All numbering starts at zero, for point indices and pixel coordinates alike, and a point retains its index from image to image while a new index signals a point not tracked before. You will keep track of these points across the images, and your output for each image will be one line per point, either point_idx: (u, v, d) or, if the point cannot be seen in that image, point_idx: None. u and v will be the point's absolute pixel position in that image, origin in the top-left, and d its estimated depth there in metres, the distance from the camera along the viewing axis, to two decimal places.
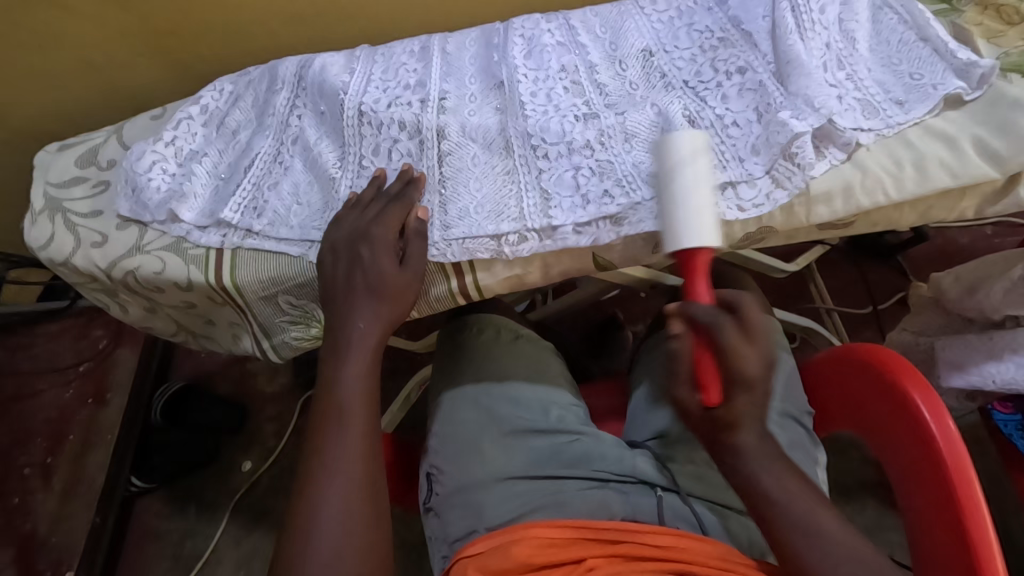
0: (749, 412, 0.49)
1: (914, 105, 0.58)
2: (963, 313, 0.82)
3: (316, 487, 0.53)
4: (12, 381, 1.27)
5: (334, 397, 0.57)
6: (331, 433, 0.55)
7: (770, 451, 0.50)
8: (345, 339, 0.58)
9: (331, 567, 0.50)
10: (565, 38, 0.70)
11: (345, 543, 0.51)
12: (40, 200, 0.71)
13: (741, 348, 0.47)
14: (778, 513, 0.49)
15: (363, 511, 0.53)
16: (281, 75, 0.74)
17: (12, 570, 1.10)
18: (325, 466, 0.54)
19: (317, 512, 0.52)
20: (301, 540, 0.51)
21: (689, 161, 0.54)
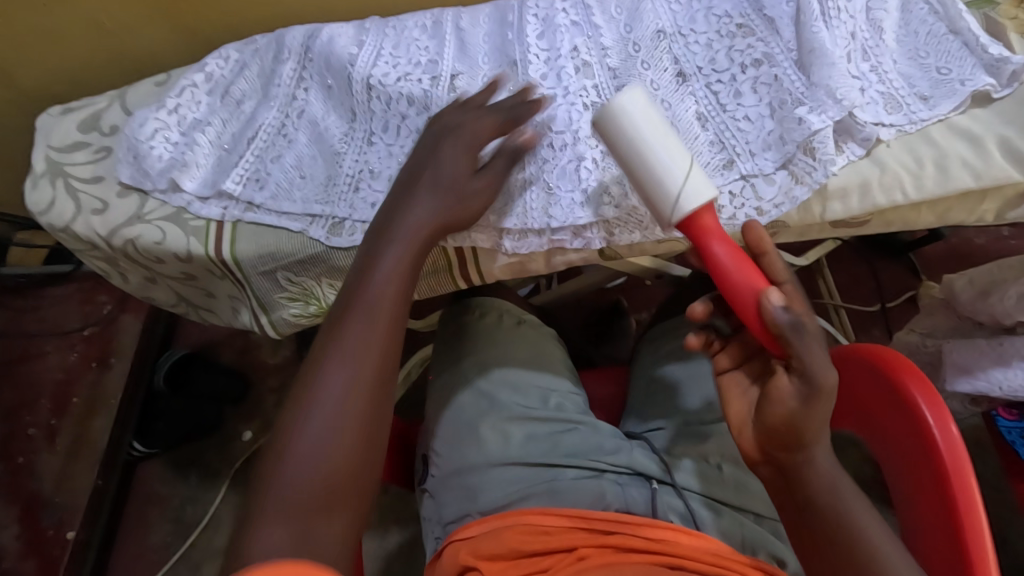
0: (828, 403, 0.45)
1: (940, 101, 0.56)
2: (973, 316, 0.80)
3: (319, 371, 0.47)
4: (17, 342, 1.28)
5: (361, 291, 0.51)
6: (350, 322, 0.49)
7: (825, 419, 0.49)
8: (392, 232, 0.54)
9: (312, 467, 0.43)
10: (580, 17, 0.67)
11: (333, 444, 0.44)
12: (41, 163, 0.70)
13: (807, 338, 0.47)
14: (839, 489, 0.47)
15: (361, 412, 0.46)
16: (288, 45, 0.72)
17: (15, 527, 1.12)
18: (335, 355, 0.47)
19: (314, 403, 0.45)
20: (287, 431, 0.44)
21: (645, 126, 0.48)
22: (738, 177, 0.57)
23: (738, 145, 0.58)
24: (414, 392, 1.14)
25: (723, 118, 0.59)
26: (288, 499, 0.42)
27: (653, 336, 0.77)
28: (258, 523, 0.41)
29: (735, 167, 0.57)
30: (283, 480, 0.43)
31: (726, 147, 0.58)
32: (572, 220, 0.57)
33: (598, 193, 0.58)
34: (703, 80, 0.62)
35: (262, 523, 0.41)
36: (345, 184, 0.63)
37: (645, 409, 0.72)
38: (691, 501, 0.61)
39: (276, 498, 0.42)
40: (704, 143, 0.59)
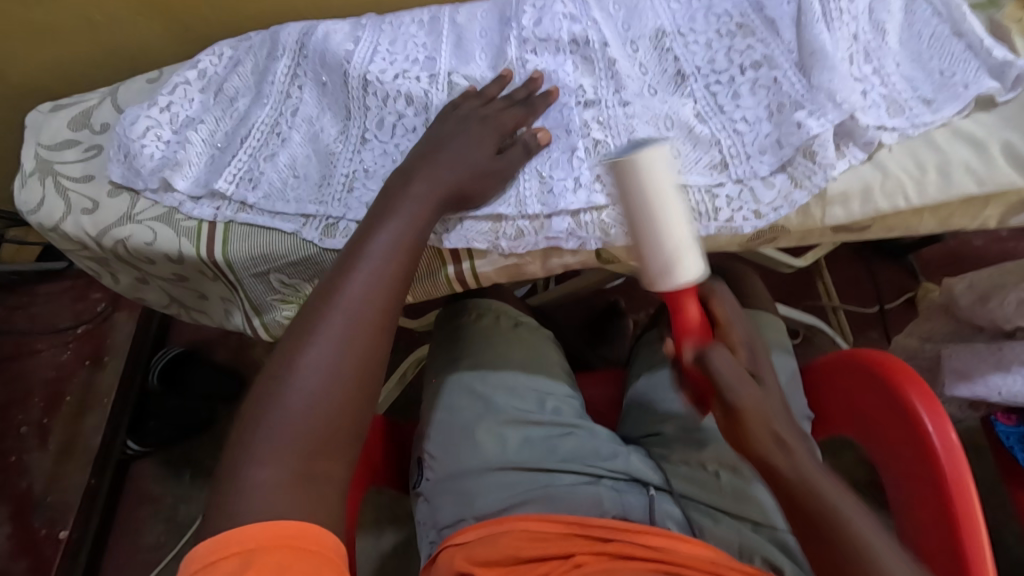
0: (764, 406, 0.47)
1: (943, 105, 0.55)
2: (973, 321, 0.80)
3: (319, 321, 0.47)
4: (9, 340, 1.26)
5: (371, 242, 0.51)
6: (359, 269, 0.50)
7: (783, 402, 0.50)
8: (406, 189, 0.54)
9: (302, 412, 0.44)
10: (578, 11, 0.65)
11: (323, 397, 0.44)
12: (30, 161, 0.69)
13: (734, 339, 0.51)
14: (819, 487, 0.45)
15: (354, 365, 0.46)
16: (282, 41, 0.71)
17: (6, 527, 1.10)
18: (340, 300, 0.48)
19: (315, 344, 0.46)
20: (281, 372, 0.45)
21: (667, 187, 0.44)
22: (733, 179, 0.56)
23: (735, 147, 0.57)
24: (409, 392, 1.13)
25: (722, 119, 0.59)
26: (282, 436, 0.43)
27: (649, 338, 0.77)
28: (252, 456, 0.42)
29: (729, 169, 0.56)
30: (277, 415, 0.43)
31: (725, 150, 0.57)
32: (564, 207, 0.56)
33: (591, 178, 0.57)
34: (703, 81, 0.61)
35: (256, 455, 0.42)
36: (339, 183, 0.62)
37: (642, 412, 0.71)
38: (689, 510, 0.61)
39: (272, 427, 0.43)
40: (702, 144, 0.58)
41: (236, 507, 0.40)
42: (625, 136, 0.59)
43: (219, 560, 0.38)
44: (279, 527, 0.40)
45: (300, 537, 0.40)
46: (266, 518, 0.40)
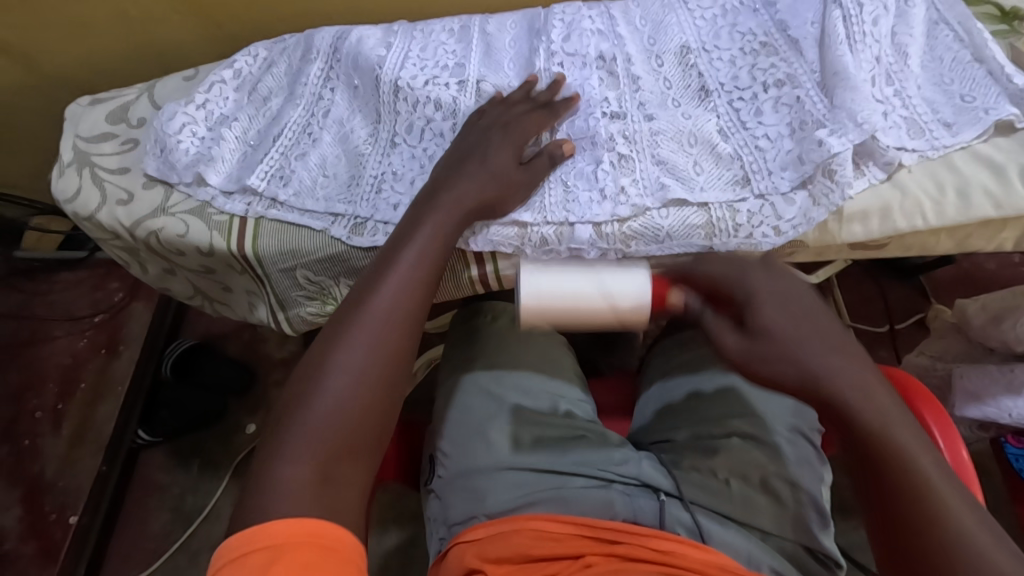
0: (791, 326, 0.48)
1: (962, 128, 0.57)
2: (984, 342, 0.81)
3: (353, 327, 0.49)
4: (27, 325, 1.29)
5: (404, 253, 0.53)
6: (391, 279, 0.52)
7: (836, 332, 0.49)
8: (435, 201, 0.56)
9: (332, 415, 0.45)
10: (604, 26, 0.69)
11: (353, 401, 0.46)
12: (68, 152, 0.71)
13: (832, 356, 0.47)
14: (960, 538, 0.41)
15: (386, 370, 0.48)
16: (316, 45, 0.73)
17: (17, 510, 1.12)
18: (370, 310, 0.50)
19: (348, 352, 0.48)
20: (315, 376, 0.47)
21: (553, 277, 0.58)
22: (754, 195, 0.57)
23: (756, 163, 0.58)
24: (419, 392, 1.13)
25: (744, 136, 0.60)
26: (313, 439, 0.44)
27: (664, 349, 0.77)
28: (284, 452, 0.44)
29: (750, 185, 0.58)
30: (310, 414, 0.45)
31: (744, 166, 0.58)
32: (589, 217, 0.58)
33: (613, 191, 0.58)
34: (726, 96, 0.62)
35: (284, 454, 0.43)
36: (368, 185, 0.64)
37: (662, 418, 0.72)
38: (699, 516, 0.60)
39: (304, 425, 0.45)
40: (722, 158, 0.59)
41: (267, 501, 0.41)
42: (648, 147, 0.60)
43: (251, 553, 0.39)
44: (311, 528, 0.40)
45: (331, 542, 0.41)
46: (300, 513, 0.41)
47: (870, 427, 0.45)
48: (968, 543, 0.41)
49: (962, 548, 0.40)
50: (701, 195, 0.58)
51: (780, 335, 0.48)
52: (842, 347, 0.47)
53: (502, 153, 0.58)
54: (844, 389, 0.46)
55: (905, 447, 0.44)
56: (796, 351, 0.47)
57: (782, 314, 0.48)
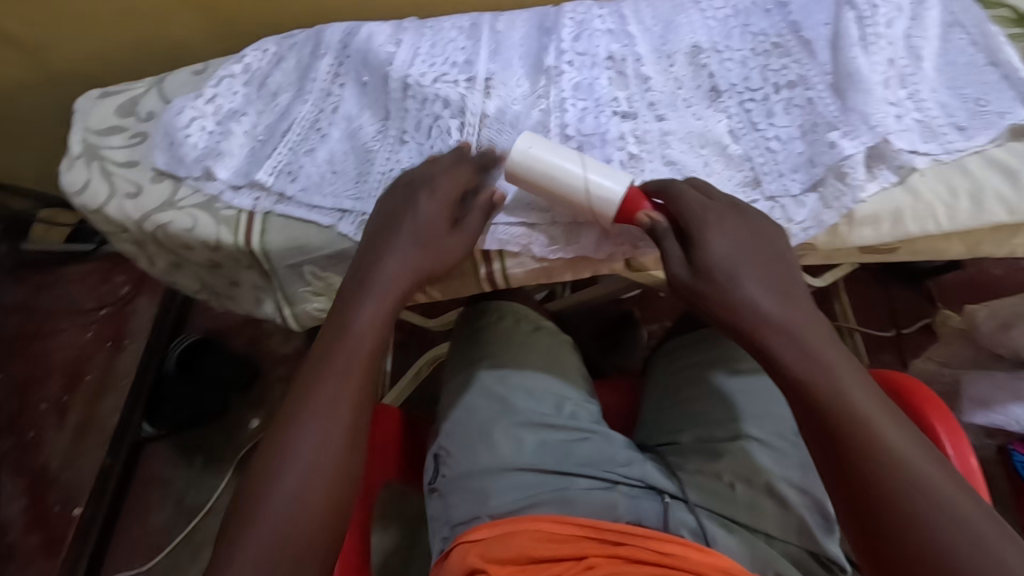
0: (731, 260, 0.51)
1: (976, 133, 0.56)
2: (993, 348, 0.80)
3: (309, 393, 0.52)
4: (32, 318, 1.29)
5: (343, 343, 0.54)
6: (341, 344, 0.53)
7: (772, 268, 0.51)
8: (375, 270, 0.55)
9: (292, 492, 0.48)
10: (615, 26, 0.69)
11: (312, 473, 0.49)
12: (78, 145, 0.71)
13: (767, 294, 0.50)
14: (890, 456, 0.44)
15: (339, 437, 0.50)
16: (326, 41, 0.73)
17: (21, 501, 1.13)
18: (309, 410, 0.51)
19: (292, 461, 0.49)
20: (276, 449, 0.50)
21: (548, 154, 0.56)
22: (765, 197, 0.57)
23: (766, 165, 0.58)
24: (422, 390, 1.13)
25: (754, 137, 0.59)
26: (273, 540, 0.46)
27: (667, 351, 0.77)
28: (246, 533, 0.47)
29: (760, 187, 0.57)
30: (271, 490, 0.48)
31: (754, 167, 0.58)
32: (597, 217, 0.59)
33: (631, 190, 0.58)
34: (737, 97, 0.62)
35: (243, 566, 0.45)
36: (376, 181, 0.64)
37: (666, 421, 0.71)
38: (703, 519, 0.61)
39: (265, 502, 0.48)
40: (732, 159, 0.59)
41: None
42: (656, 148, 0.60)
43: None
44: None
45: None
46: None
47: (808, 366, 0.47)
48: (897, 460, 0.44)
49: (892, 469, 0.44)
50: None
51: (722, 272, 0.50)
52: (778, 280, 0.51)
53: (433, 216, 0.56)
54: (779, 324, 0.49)
55: (840, 384, 0.47)
56: (739, 283, 0.50)
57: (725, 249, 0.51)
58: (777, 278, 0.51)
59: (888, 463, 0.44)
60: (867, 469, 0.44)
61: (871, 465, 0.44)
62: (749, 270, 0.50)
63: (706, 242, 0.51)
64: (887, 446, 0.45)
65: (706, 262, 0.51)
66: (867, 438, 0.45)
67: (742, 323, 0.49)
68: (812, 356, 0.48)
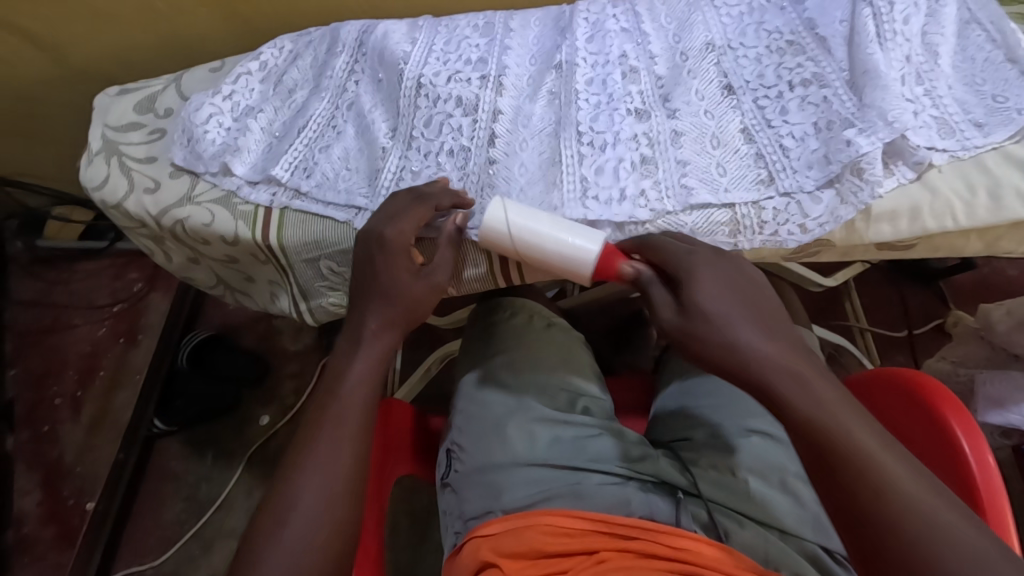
0: (720, 301, 0.48)
1: (994, 129, 0.56)
2: (1008, 348, 0.79)
3: (326, 406, 0.52)
4: (48, 313, 1.31)
5: (338, 385, 0.53)
6: (356, 356, 0.54)
7: (763, 314, 0.48)
8: (377, 283, 0.56)
9: (315, 503, 0.47)
10: (628, 24, 0.69)
11: (332, 482, 0.48)
12: (98, 141, 0.72)
13: (760, 337, 0.46)
14: (909, 503, 0.40)
15: (357, 444, 0.51)
16: (342, 39, 0.73)
17: (36, 494, 1.14)
18: (297, 474, 0.48)
19: (282, 527, 0.46)
20: (296, 463, 0.49)
21: (525, 221, 0.55)
22: (780, 194, 0.57)
23: (780, 162, 0.58)
24: (432, 388, 1.14)
25: (768, 134, 0.59)
26: (293, 554, 0.45)
27: (681, 347, 0.78)
28: (268, 546, 0.45)
29: (774, 184, 0.57)
30: (293, 503, 0.47)
31: (769, 164, 0.58)
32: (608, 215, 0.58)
33: (636, 192, 0.58)
34: (751, 95, 0.62)
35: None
36: (389, 179, 0.64)
37: (678, 418, 0.71)
38: (717, 514, 0.61)
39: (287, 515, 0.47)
40: (745, 157, 0.59)
41: None
42: (670, 145, 0.60)
43: None
44: None
45: None
46: None
47: (811, 414, 0.44)
48: (919, 508, 0.40)
49: (915, 515, 0.39)
50: (726, 195, 0.57)
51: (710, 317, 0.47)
52: (766, 323, 0.47)
53: (398, 273, 0.56)
54: (773, 369, 0.45)
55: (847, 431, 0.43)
56: (729, 328, 0.46)
57: (715, 291, 0.48)
58: (771, 323, 0.48)
59: (914, 516, 0.39)
60: (889, 523, 0.40)
61: (892, 519, 0.40)
62: (738, 312, 0.47)
63: (693, 284, 0.49)
64: (908, 495, 0.40)
65: (695, 305, 0.48)
66: (884, 488, 0.41)
67: (734, 368, 0.46)
68: (814, 403, 0.44)
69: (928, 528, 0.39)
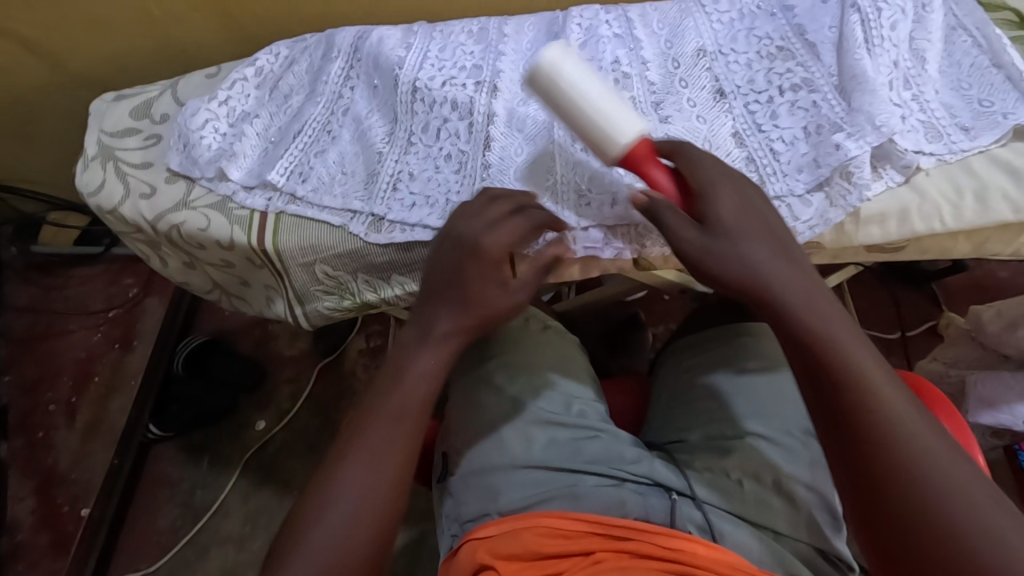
0: (731, 220, 0.49)
1: (981, 133, 0.57)
2: (999, 349, 0.80)
3: (366, 420, 0.52)
4: (42, 319, 1.30)
5: (386, 399, 0.53)
6: (403, 373, 0.54)
7: (774, 235, 0.50)
8: (435, 297, 0.55)
9: (346, 518, 0.48)
10: (621, 30, 0.70)
11: (364, 498, 0.49)
12: (93, 147, 0.73)
13: (770, 257, 0.48)
14: (896, 424, 0.43)
15: (394, 465, 0.51)
16: (337, 44, 0.74)
17: (30, 501, 1.14)
18: (355, 454, 0.50)
19: (333, 507, 0.48)
20: (331, 475, 0.50)
21: (580, 75, 0.52)
22: (770, 197, 0.57)
23: (770, 166, 0.58)
24: None
25: (759, 138, 0.60)
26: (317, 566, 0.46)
27: (674, 349, 0.78)
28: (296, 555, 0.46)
29: (765, 187, 0.58)
30: (325, 517, 0.48)
31: (759, 168, 0.59)
32: (598, 219, 0.59)
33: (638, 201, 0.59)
34: (742, 100, 0.63)
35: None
36: (384, 183, 0.64)
37: (674, 421, 0.72)
38: (709, 514, 0.61)
39: (317, 527, 0.47)
40: (737, 161, 0.59)
41: None
42: None
43: None
44: None
45: None
46: None
47: (813, 331, 0.46)
48: (904, 429, 0.42)
49: (901, 435, 0.42)
50: None
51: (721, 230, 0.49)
52: (782, 246, 0.49)
53: (484, 283, 0.54)
54: (781, 287, 0.47)
55: (849, 353, 0.45)
56: (740, 246, 0.48)
57: (733, 209, 0.50)
58: (780, 243, 0.49)
59: (901, 435, 0.42)
60: (877, 437, 0.43)
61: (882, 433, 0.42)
62: (750, 229, 0.49)
63: (708, 201, 0.50)
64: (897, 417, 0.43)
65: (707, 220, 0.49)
66: (875, 404, 0.43)
67: (742, 282, 0.48)
68: (817, 321, 0.46)
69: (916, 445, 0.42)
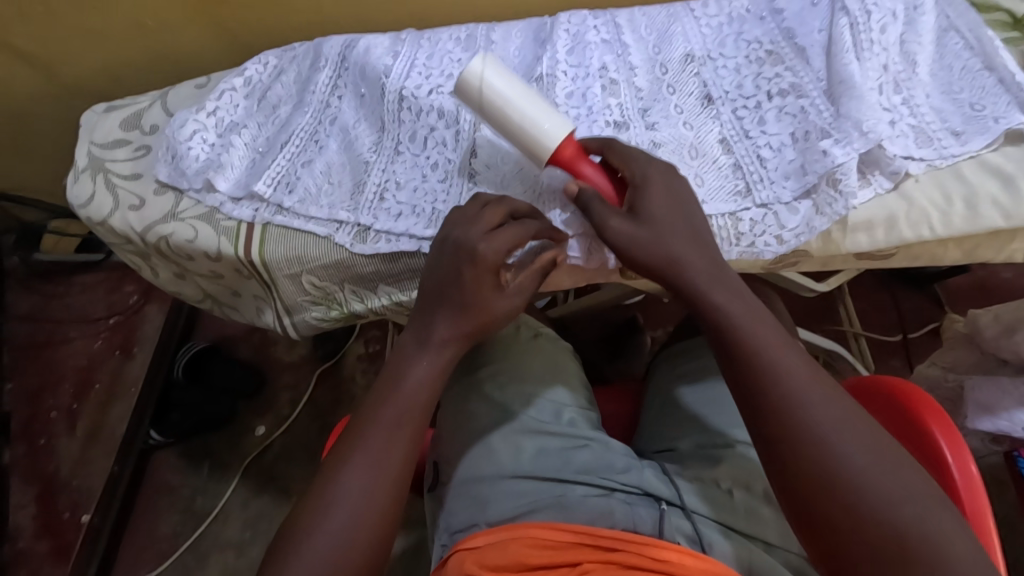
0: (654, 206, 0.51)
1: (971, 138, 0.56)
2: (998, 353, 0.79)
3: (362, 430, 0.52)
4: (43, 327, 1.31)
5: (383, 404, 0.53)
6: (401, 381, 0.54)
7: (693, 219, 0.52)
8: (430, 305, 0.55)
9: (344, 529, 0.48)
10: (609, 36, 0.69)
11: (362, 509, 0.49)
12: (84, 158, 0.73)
13: (688, 241, 0.50)
14: (795, 400, 0.45)
15: (392, 477, 0.51)
16: (325, 53, 0.74)
17: (32, 508, 1.14)
18: (351, 466, 0.50)
19: (330, 511, 0.49)
20: (328, 485, 0.50)
21: (504, 83, 0.54)
22: (756, 205, 0.57)
23: (757, 173, 0.58)
24: None
25: (746, 145, 0.59)
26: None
27: (667, 356, 0.78)
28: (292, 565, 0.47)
29: (751, 194, 0.57)
30: (322, 527, 0.48)
31: (746, 175, 0.58)
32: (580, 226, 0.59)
33: None
34: (730, 105, 0.62)
35: None
36: (371, 193, 0.64)
37: (666, 428, 0.71)
38: (699, 524, 0.59)
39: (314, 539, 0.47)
40: (724, 168, 0.59)
41: None
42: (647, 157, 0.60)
43: None
44: None
45: None
46: None
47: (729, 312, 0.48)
48: (804, 404, 0.45)
49: (800, 410, 0.45)
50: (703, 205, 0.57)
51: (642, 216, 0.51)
52: (699, 232, 0.51)
53: (481, 292, 0.53)
54: (695, 269, 0.49)
55: (758, 334, 0.47)
56: (662, 233, 0.50)
57: (661, 198, 0.51)
58: (699, 227, 0.51)
59: (800, 409, 0.45)
60: (783, 413, 0.45)
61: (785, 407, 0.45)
62: (674, 217, 0.51)
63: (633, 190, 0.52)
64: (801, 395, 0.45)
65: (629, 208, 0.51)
66: (780, 381, 0.46)
67: (657, 264, 0.50)
68: (730, 302, 0.48)
69: (815, 420, 0.44)
